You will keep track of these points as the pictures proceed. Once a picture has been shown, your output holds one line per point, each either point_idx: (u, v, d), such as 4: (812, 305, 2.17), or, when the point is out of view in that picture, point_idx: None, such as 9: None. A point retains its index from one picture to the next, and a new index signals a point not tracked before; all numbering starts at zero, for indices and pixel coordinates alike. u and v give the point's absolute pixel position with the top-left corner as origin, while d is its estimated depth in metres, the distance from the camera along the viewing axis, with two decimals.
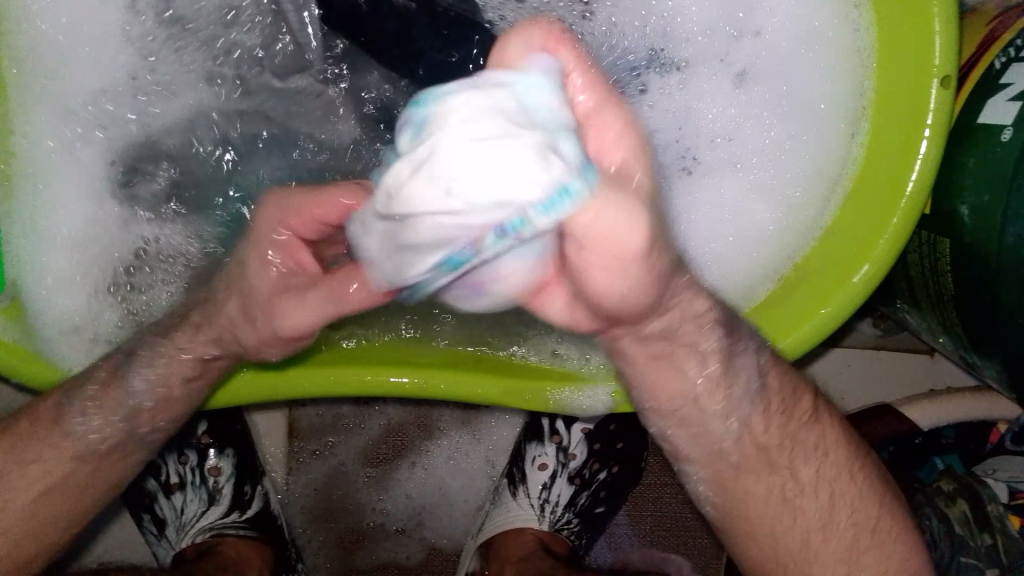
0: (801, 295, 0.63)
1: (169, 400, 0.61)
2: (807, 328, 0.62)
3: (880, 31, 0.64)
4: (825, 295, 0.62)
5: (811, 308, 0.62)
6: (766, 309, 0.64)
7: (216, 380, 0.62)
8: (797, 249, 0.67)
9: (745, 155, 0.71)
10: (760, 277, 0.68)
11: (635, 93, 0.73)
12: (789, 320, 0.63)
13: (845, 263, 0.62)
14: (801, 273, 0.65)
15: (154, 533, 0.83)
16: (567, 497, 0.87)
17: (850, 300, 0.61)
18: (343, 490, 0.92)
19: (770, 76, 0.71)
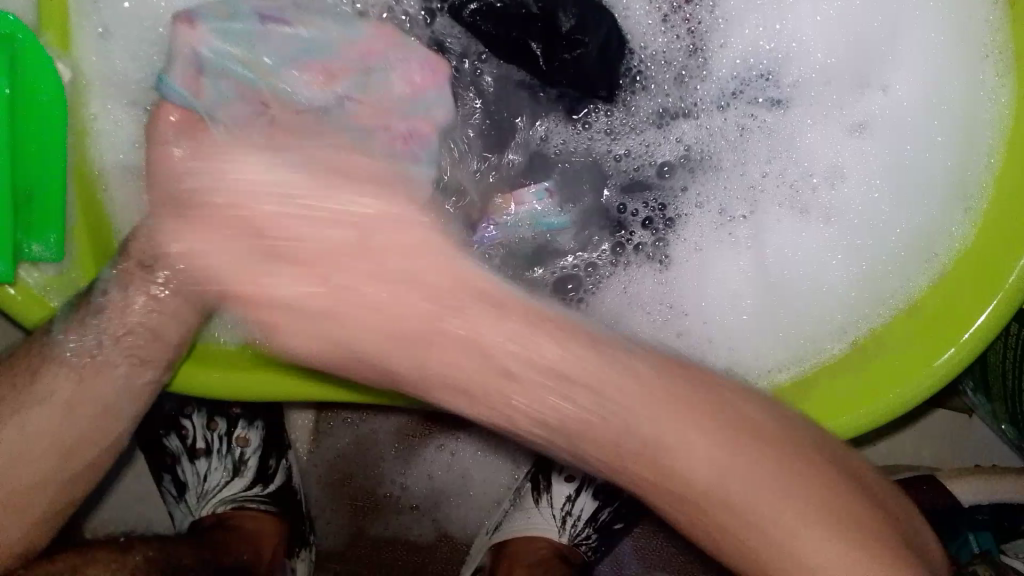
0: (879, 365, 0.59)
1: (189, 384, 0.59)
2: (879, 404, 0.57)
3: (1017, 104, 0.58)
4: (905, 372, 0.57)
5: (883, 382, 0.57)
6: (834, 378, 0.60)
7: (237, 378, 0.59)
8: (872, 323, 0.62)
9: (844, 210, 0.65)
10: (838, 344, 0.62)
11: (745, 120, 0.67)
12: (857, 392, 0.58)
13: (931, 346, 0.57)
14: (883, 345, 0.60)
15: (172, 495, 0.81)
16: (590, 512, 0.85)
17: (924, 387, 0.56)
18: (368, 457, 0.90)
19: (888, 135, 0.64)
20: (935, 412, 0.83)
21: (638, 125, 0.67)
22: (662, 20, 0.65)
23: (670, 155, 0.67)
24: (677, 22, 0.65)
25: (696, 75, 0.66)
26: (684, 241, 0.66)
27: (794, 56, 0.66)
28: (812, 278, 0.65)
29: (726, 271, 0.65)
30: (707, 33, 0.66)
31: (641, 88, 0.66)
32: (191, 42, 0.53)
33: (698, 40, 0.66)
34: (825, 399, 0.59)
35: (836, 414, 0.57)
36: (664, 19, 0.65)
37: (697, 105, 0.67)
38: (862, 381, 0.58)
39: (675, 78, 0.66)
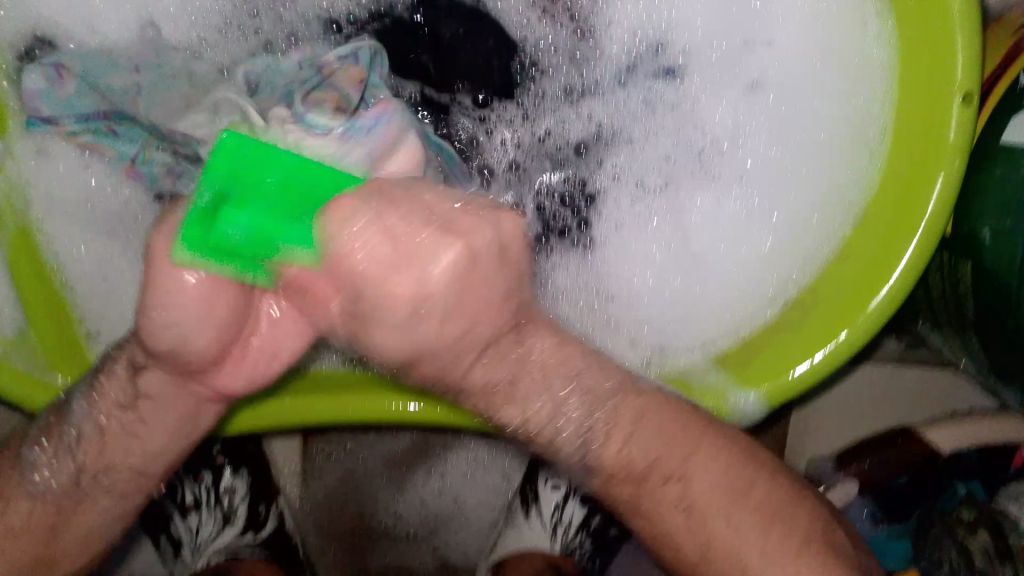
0: (813, 321, 0.60)
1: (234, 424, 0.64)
2: (818, 358, 0.58)
3: (902, 33, 0.59)
4: (837, 321, 0.58)
5: (818, 336, 0.59)
6: (772, 340, 0.61)
7: (252, 410, 0.64)
8: (801, 284, 0.63)
9: (753, 171, 0.66)
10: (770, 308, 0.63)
11: (643, 100, 0.69)
12: (793, 350, 0.59)
13: (861, 289, 0.58)
14: (814, 299, 0.61)
15: (170, 554, 0.82)
16: (580, 517, 0.86)
17: (861, 332, 0.57)
18: (358, 489, 0.91)
19: (783, 91, 0.65)
20: (863, 368, 0.84)
21: (546, 106, 0.70)
22: (544, 14, 0.68)
23: (582, 134, 0.69)
24: (562, 18, 0.68)
25: (589, 56, 0.69)
26: (605, 218, 0.68)
27: (676, 27, 0.67)
28: (735, 242, 0.66)
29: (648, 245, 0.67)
30: (591, 16, 0.68)
31: (540, 73, 0.69)
32: (55, 123, 0.62)
33: (583, 23, 0.68)
34: (764, 361, 0.60)
35: (776, 374, 0.59)
36: (545, 13, 0.68)
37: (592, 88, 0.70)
38: (799, 335, 0.60)
39: (574, 62, 0.69)
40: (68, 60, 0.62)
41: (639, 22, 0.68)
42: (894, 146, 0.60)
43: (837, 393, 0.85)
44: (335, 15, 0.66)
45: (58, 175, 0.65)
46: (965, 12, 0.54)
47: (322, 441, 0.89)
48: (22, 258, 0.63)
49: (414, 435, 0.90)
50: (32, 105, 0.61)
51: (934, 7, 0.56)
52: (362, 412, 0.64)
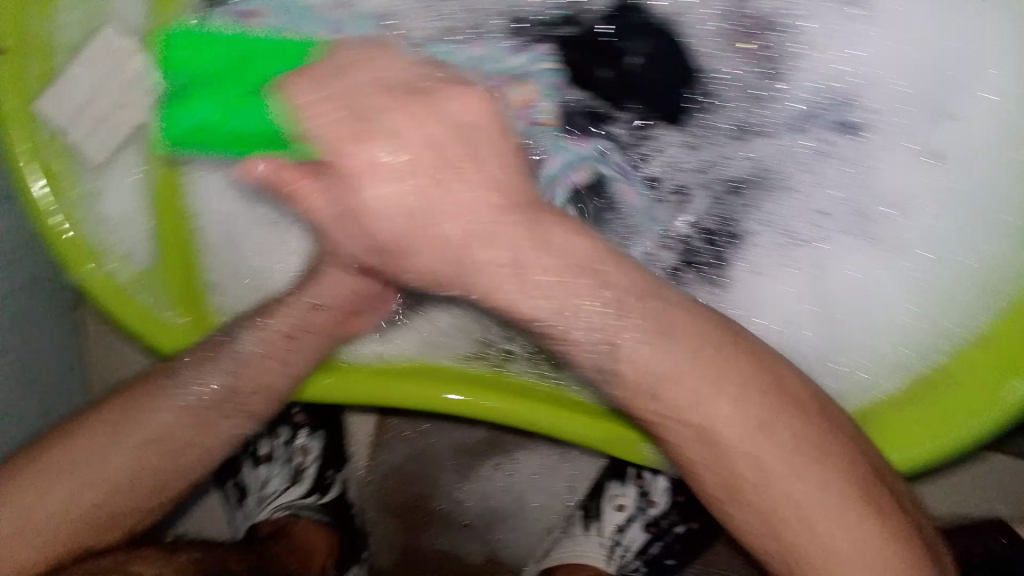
0: (933, 402, 0.55)
1: (322, 395, 0.64)
2: (937, 442, 0.53)
3: None
4: (964, 409, 0.53)
5: (939, 420, 0.54)
6: (883, 413, 0.56)
7: (345, 387, 0.64)
8: (929, 363, 0.58)
9: (912, 238, 0.62)
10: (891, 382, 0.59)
11: (815, 149, 0.64)
12: (909, 427, 0.55)
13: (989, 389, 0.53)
14: (943, 382, 0.56)
15: (235, 499, 0.83)
16: (639, 543, 0.85)
17: (986, 424, 0.52)
18: (425, 469, 0.91)
19: (958, 164, 0.61)
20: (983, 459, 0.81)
21: (711, 138, 0.65)
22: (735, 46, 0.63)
23: (739, 171, 0.65)
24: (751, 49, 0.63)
25: (771, 98, 0.64)
26: (744, 261, 0.65)
27: (868, 82, 0.63)
28: (869, 307, 0.62)
29: (785, 295, 0.64)
30: (782, 55, 0.63)
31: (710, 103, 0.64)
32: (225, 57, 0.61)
33: (772, 58, 0.63)
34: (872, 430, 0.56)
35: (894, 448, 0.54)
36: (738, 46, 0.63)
37: (760, 127, 0.64)
38: (917, 413, 0.55)
39: (753, 98, 0.64)
40: (253, 5, 0.60)
41: (833, 70, 0.63)
42: None
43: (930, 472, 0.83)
44: (520, 12, 0.63)
45: None
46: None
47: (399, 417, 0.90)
48: (162, 208, 0.66)
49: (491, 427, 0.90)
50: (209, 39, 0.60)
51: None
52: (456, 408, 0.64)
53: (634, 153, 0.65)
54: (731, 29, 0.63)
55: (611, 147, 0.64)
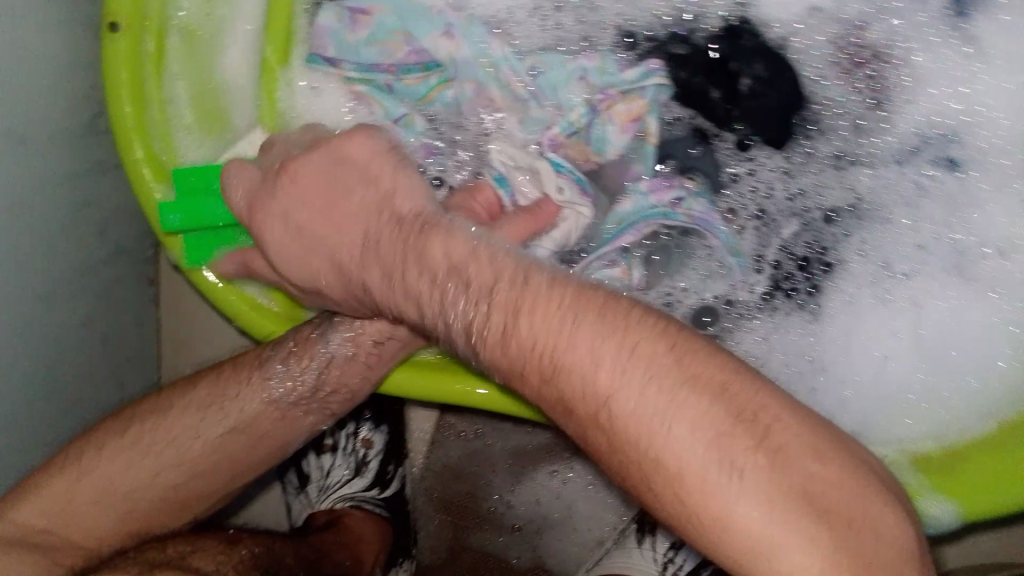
0: (1010, 457, 0.55)
1: (397, 387, 0.60)
2: (1000, 499, 0.54)
3: None
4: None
5: (1012, 474, 0.54)
6: (951, 467, 0.57)
7: (435, 384, 0.59)
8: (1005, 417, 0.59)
9: (1008, 285, 0.62)
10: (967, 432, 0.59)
11: (918, 185, 0.63)
12: (982, 479, 0.55)
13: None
14: (1019, 436, 0.57)
15: (295, 485, 0.84)
16: (692, 564, 0.83)
17: None
18: (479, 470, 0.91)
19: None
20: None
21: (813, 166, 0.63)
22: (843, 72, 0.62)
23: (839, 202, 0.64)
24: (861, 81, 0.62)
25: (876, 129, 0.62)
26: (839, 291, 0.65)
27: (980, 123, 0.61)
28: (962, 350, 0.63)
29: (879, 331, 0.64)
30: (892, 87, 0.62)
31: (815, 130, 0.63)
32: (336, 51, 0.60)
33: (882, 90, 0.62)
34: (943, 479, 0.56)
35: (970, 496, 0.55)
36: (846, 72, 0.62)
37: (862, 158, 0.63)
38: (989, 470, 0.55)
39: (856, 129, 0.63)
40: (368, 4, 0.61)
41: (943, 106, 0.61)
42: None
43: None
44: (634, 29, 0.63)
45: None
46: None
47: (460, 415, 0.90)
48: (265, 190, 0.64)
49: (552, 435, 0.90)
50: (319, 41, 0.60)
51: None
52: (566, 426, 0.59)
53: (721, 192, 0.64)
54: (842, 57, 0.62)
55: (691, 194, 0.63)
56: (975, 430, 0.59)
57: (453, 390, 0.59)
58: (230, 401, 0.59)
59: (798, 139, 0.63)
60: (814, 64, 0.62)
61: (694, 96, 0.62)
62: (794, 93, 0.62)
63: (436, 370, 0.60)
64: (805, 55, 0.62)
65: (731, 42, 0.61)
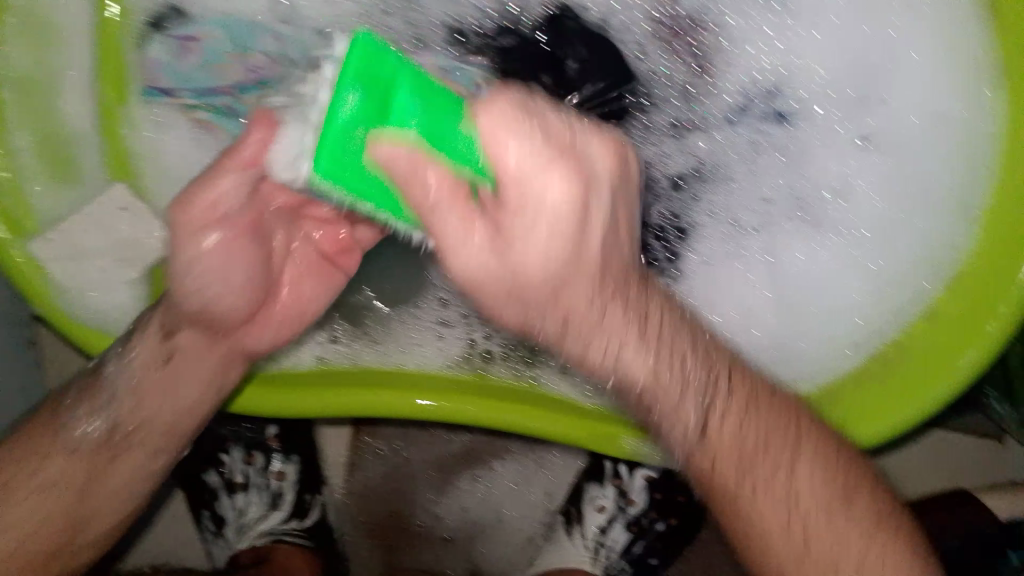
0: (894, 382, 0.60)
1: (252, 406, 0.63)
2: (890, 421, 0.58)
3: (1012, 97, 0.59)
4: (920, 386, 0.58)
5: (900, 398, 0.58)
6: (836, 401, 0.61)
7: (297, 396, 0.63)
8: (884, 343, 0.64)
9: (851, 223, 0.67)
10: (844, 363, 0.64)
11: (750, 142, 0.68)
12: (868, 408, 0.59)
13: (946, 355, 0.58)
14: (900, 359, 0.62)
15: (212, 530, 0.83)
16: (623, 543, 0.86)
17: (940, 399, 0.57)
18: (402, 487, 0.90)
19: (888, 145, 0.66)
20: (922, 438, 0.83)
21: (654, 138, 0.69)
22: (665, 48, 0.68)
23: (682, 168, 0.70)
24: (682, 53, 0.68)
25: (703, 94, 0.68)
26: (697, 252, 0.70)
27: (796, 75, 0.67)
28: (822, 288, 0.68)
29: (739, 281, 0.69)
30: (710, 55, 0.68)
31: (649, 104, 0.68)
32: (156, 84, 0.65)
33: (702, 60, 0.68)
34: (831, 414, 0.60)
35: (854, 426, 0.59)
36: (668, 46, 0.68)
37: (696, 124, 0.69)
38: (875, 397, 0.60)
39: (685, 98, 0.68)
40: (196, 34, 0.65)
41: (761, 64, 0.67)
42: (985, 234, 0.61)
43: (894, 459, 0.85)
44: (462, 26, 0.66)
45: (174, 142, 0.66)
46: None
47: (373, 433, 0.89)
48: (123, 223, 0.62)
49: (470, 439, 0.90)
50: (152, 74, 0.65)
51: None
52: (436, 411, 0.63)
53: None
54: (662, 35, 0.68)
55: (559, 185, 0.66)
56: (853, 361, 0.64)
57: (316, 399, 0.63)
58: (109, 442, 0.57)
59: (633, 115, 0.68)
60: (637, 42, 0.68)
61: (523, 78, 0.65)
62: (623, 73, 0.67)
63: (297, 382, 0.64)
64: (628, 37, 0.67)
65: (558, 30, 0.65)
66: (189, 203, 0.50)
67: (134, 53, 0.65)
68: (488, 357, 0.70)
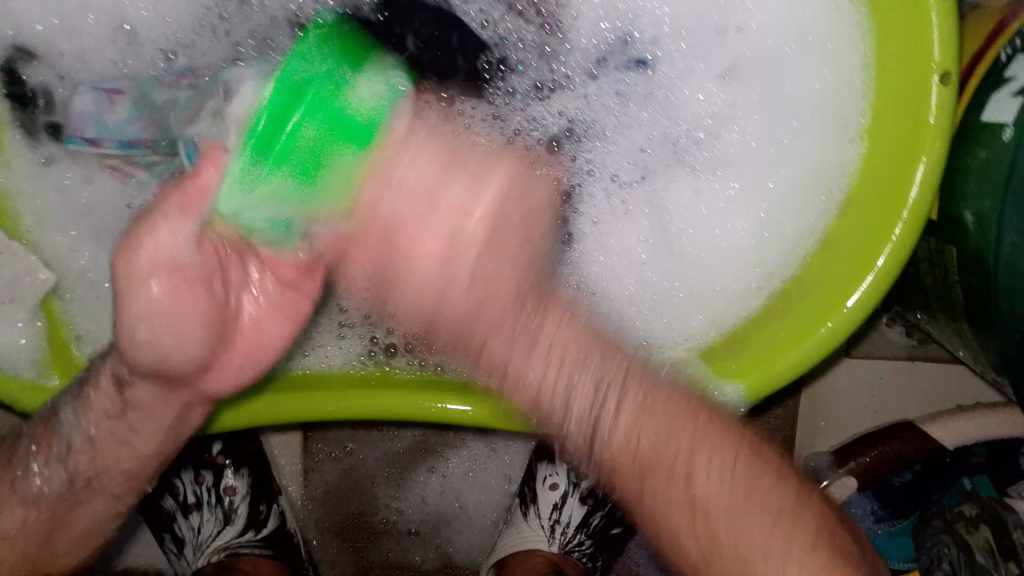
0: (793, 312, 0.60)
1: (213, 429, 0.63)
2: (793, 354, 0.58)
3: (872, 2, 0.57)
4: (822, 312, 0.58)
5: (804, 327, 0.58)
6: (741, 344, 0.61)
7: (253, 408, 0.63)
8: (782, 275, 0.63)
9: (728, 159, 0.66)
10: (745, 303, 0.63)
11: (612, 94, 0.68)
12: (773, 344, 0.59)
13: (840, 287, 0.58)
14: (800, 290, 0.61)
15: (174, 551, 0.85)
16: (579, 517, 0.85)
17: (844, 323, 0.57)
18: (360, 485, 0.91)
19: (751, 75, 0.64)
20: (843, 363, 0.83)
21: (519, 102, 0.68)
22: (514, 12, 0.68)
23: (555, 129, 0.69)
24: (530, 13, 0.67)
25: (559, 51, 0.68)
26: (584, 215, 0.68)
27: (642, 16, 0.66)
28: (714, 229, 0.66)
29: (629, 239, 0.68)
30: (557, 10, 0.68)
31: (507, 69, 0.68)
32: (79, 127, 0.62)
33: (550, 17, 0.68)
34: (737, 357, 0.60)
35: (755, 367, 0.59)
36: (512, 9, 0.68)
37: (558, 82, 0.69)
38: (775, 332, 0.60)
39: (541, 54, 0.68)
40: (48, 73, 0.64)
41: (605, 12, 0.67)
42: (872, 150, 0.59)
43: (841, 387, 0.83)
44: (303, 19, 0.66)
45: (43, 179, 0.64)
46: (943, 4, 0.53)
47: (322, 437, 0.90)
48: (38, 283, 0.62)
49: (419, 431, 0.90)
50: (79, 125, 0.63)
51: None
52: (340, 409, 0.63)
53: None
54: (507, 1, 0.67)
55: None
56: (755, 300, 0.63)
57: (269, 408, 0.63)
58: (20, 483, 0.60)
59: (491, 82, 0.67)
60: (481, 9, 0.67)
61: None
62: (476, 41, 0.67)
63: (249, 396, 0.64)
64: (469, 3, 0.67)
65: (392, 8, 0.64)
66: (133, 249, 0.48)
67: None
68: (391, 350, 0.71)
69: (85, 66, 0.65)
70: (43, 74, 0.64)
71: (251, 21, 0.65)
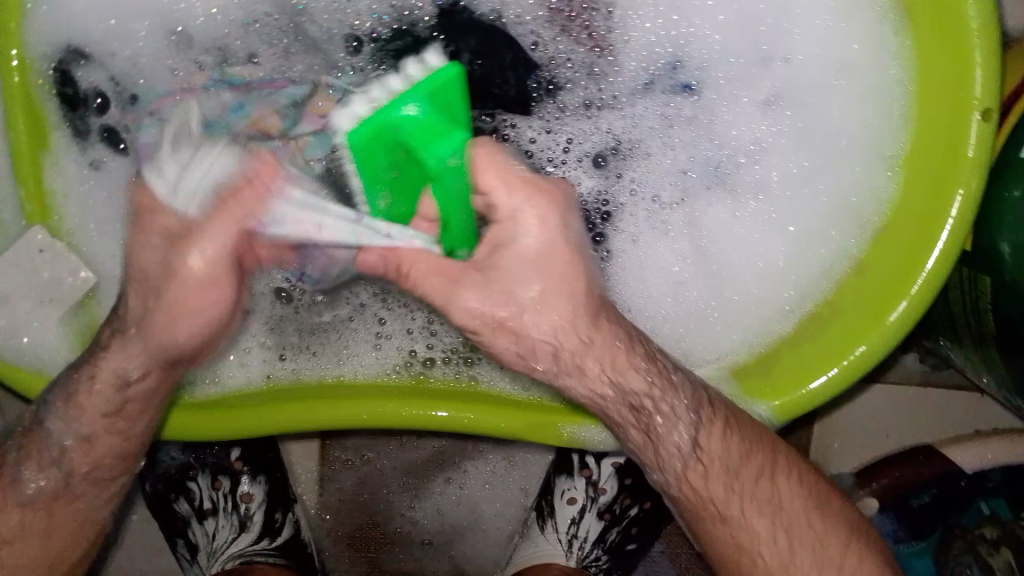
0: (825, 336, 0.60)
1: (187, 432, 0.62)
2: (832, 374, 0.58)
3: (915, 38, 0.59)
4: (858, 334, 0.58)
5: (837, 350, 0.59)
6: (781, 362, 0.61)
7: (273, 412, 0.61)
8: (817, 298, 0.64)
9: (766, 183, 0.68)
10: (783, 324, 0.64)
11: (660, 117, 0.70)
12: (811, 362, 0.60)
13: (876, 310, 0.58)
14: (835, 313, 0.61)
15: (187, 558, 0.84)
16: (597, 532, 0.85)
17: (879, 345, 0.58)
18: (377, 493, 0.90)
19: (797, 103, 0.67)
20: (875, 388, 0.84)
21: (569, 118, 0.70)
22: (563, 31, 0.70)
23: (601, 146, 0.70)
24: (580, 35, 0.69)
25: (609, 72, 0.70)
26: (623, 233, 0.70)
27: (694, 43, 0.69)
28: (747, 249, 0.68)
29: (667, 260, 0.69)
30: (609, 32, 0.70)
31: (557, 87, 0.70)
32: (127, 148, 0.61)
33: (599, 39, 0.70)
34: (780, 374, 0.60)
35: (791, 390, 0.59)
36: (564, 30, 0.69)
37: (611, 101, 0.70)
38: (816, 353, 0.60)
39: (591, 75, 0.70)
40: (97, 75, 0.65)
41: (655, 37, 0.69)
42: (907, 180, 0.61)
43: (858, 408, 0.85)
44: (358, 32, 0.68)
45: (82, 182, 0.64)
46: (988, 43, 0.54)
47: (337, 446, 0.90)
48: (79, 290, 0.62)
49: (438, 444, 0.90)
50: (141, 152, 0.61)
51: (955, 28, 0.56)
52: (371, 419, 0.62)
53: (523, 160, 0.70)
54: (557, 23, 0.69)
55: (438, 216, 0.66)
56: (789, 319, 0.64)
57: (288, 410, 0.62)
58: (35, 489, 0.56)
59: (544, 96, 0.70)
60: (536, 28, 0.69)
61: None
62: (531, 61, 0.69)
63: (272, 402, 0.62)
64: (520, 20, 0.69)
65: (449, 26, 0.68)
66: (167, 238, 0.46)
67: (48, 101, 0.63)
68: (427, 362, 0.69)
69: (134, 68, 0.65)
70: (94, 75, 0.65)
71: (307, 35, 0.68)
